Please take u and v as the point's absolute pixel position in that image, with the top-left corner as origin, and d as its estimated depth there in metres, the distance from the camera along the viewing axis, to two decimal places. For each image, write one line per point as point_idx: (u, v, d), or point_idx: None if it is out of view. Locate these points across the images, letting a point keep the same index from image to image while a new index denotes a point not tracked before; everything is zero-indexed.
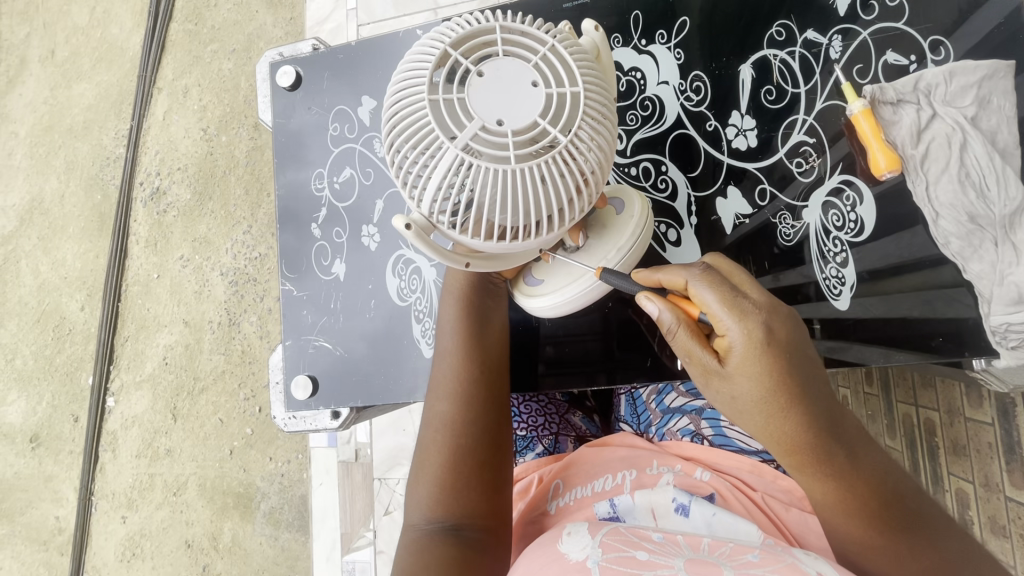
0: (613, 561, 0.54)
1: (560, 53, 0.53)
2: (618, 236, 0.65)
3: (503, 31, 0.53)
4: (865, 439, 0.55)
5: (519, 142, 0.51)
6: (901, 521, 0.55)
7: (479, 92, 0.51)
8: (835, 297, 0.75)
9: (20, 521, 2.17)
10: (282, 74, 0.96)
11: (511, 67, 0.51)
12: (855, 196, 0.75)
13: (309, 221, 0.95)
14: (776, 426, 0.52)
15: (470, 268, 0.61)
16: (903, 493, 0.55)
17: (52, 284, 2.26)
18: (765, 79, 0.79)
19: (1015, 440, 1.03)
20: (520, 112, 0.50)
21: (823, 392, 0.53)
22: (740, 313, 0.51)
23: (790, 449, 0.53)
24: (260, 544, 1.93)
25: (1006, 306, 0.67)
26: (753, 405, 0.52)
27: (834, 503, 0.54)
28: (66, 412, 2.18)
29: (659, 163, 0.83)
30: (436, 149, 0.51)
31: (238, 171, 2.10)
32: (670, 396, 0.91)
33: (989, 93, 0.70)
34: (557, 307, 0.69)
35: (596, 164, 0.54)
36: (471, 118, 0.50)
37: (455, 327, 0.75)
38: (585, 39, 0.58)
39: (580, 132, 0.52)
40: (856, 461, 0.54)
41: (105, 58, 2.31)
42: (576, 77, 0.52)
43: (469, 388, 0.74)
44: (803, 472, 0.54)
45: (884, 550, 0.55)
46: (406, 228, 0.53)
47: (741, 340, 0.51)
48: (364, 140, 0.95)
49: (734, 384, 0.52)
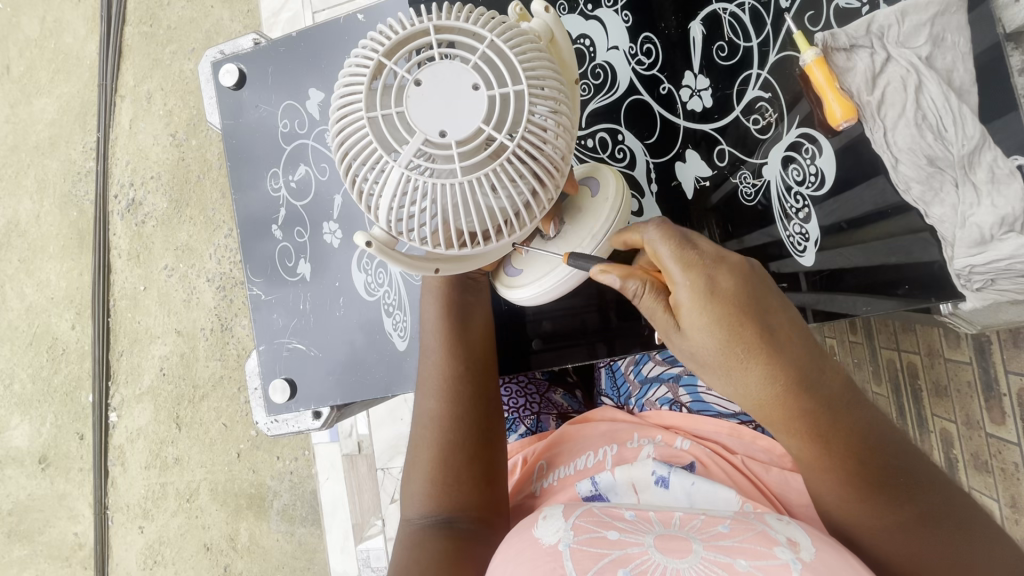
0: (584, 544, 0.54)
1: (501, 49, 0.49)
2: (591, 224, 0.63)
3: (438, 30, 0.50)
4: (843, 393, 0.51)
5: (465, 152, 0.49)
6: (884, 478, 0.52)
7: (418, 104, 0.49)
8: (800, 254, 0.75)
9: (40, 539, 2.19)
10: (225, 72, 0.93)
11: (448, 71, 0.49)
12: (814, 149, 0.73)
13: (270, 223, 0.93)
14: (740, 384, 0.49)
15: (439, 274, 0.60)
16: (884, 443, 0.52)
17: (39, 306, 2.24)
18: (716, 35, 0.78)
19: (992, 377, 1.02)
20: (462, 121, 0.48)
21: (789, 344, 0.49)
22: (685, 264, 0.49)
23: (761, 405, 0.50)
24: (277, 540, 1.96)
25: (969, 249, 0.66)
26: (716, 359, 0.49)
27: (810, 460, 0.52)
28: (71, 431, 2.19)
29: (615, 132, 0.81)
30: (381, 168, 0.50)
31: (212, 174, 2.05)
32: (647, 365, 0.91)
33: (943, 30, 0.67)
34: (537, 298, 0.66)
35: (556, 152, 0.52)
36: (413, 132, 0.49)
37: (438, 326, 0.75)
38: (537, 20, 0.54)
39: (533, 131, 0.50)
40: (831, 413, 0.50)
41: (62, 70, 2.24)
42: (519, 74, 0.49)
43: (457, 384, 0.74)
44: (778, 426, 0.51)
45: (867, 502, 0.52)
46: (366, 246, 0.53)
47: (687, 296, 0.49)
48: (316, 134, 0.92)
49: (690, 341, 0.50)
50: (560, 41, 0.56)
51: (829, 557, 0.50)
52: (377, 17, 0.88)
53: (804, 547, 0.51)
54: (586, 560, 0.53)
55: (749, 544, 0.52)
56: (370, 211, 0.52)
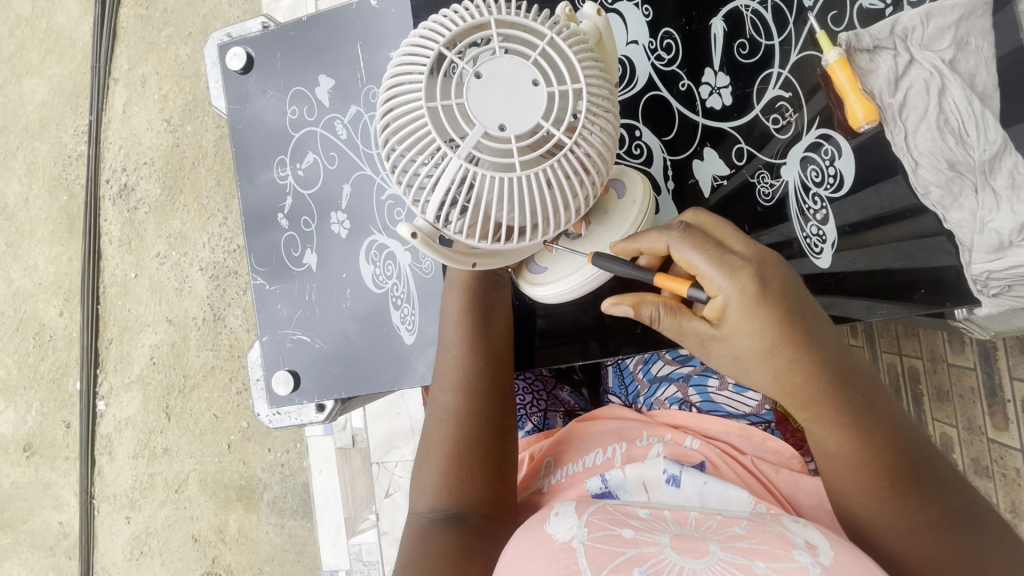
0: (598, 541, 0.54)
1: (559, 47, 0.50)
2: (622, 220, 0.63)
3: (499, 24, 0.50)
4: (872, 389, 0.55)
5: (522, 147, 0.49)
6: (908, 474, 0.54)
7: (478, 96, 0.49)
8: (816, 255, 0.74)
9: (23, 528, 2.16)
10: (232, 55, 0.91)
11: (510, 68, 0.49)
12: (834, 150, 0.73)
13: (275, 213, 0.92)
14: (780, 381, 0.52)
15: (475, 268, 0.61)
16: (909, 440, 0.55)
17: (26, 291, 2.19)
18: (737, 32, 0.77)
19: (996, 384, 1.05)
20: (522, 115, 0.49)
21: (824, 342, 0.53)
22: (729, 270, 0.50)
23: (800, 398, 0.53)
24: (267, 533, 1.95)
25: (987, 254, 0.67)
26: (756, 356, 0.52)
27: (842, 456, 0.54)
28: (58, 419, 2.15)
29: (633, 128, 0.80)
30: (437, 159, 0.49)
31: (207, 161, 2.01)
32: (657, 364, 0.90)
33: (967, 34, 0.68)
34: (562, 295, 0.66)
35: (603, 151, 0.52)
36: (472, 124, 0.49)
37: (460, 320, 0.74)
38: (587, 22, 0.55)
39: (583, 127, 0.50)
40: (862, 407, 0.54)
41: (53, 50, 2.19)
42: (578, 73, 0.50)
43: (475, 380, 0.73)
44: (813, 419, 0.54)
45: (891, 501, 0.53)
46: (412, 238, 0.53)
47: (734, 295, 0.50)
48: (325, 121, 0.90)
49: (732, 341, 0.52)
50: (606, 43, 0.57)
51: (847, 560, 0.49)
52: (391, 3, 0.86)
53: (822, 551, 0.50)
54: (601, 558, 0.52)
55: (767, 546, 0.51)
56: (419, 202, 0.52)
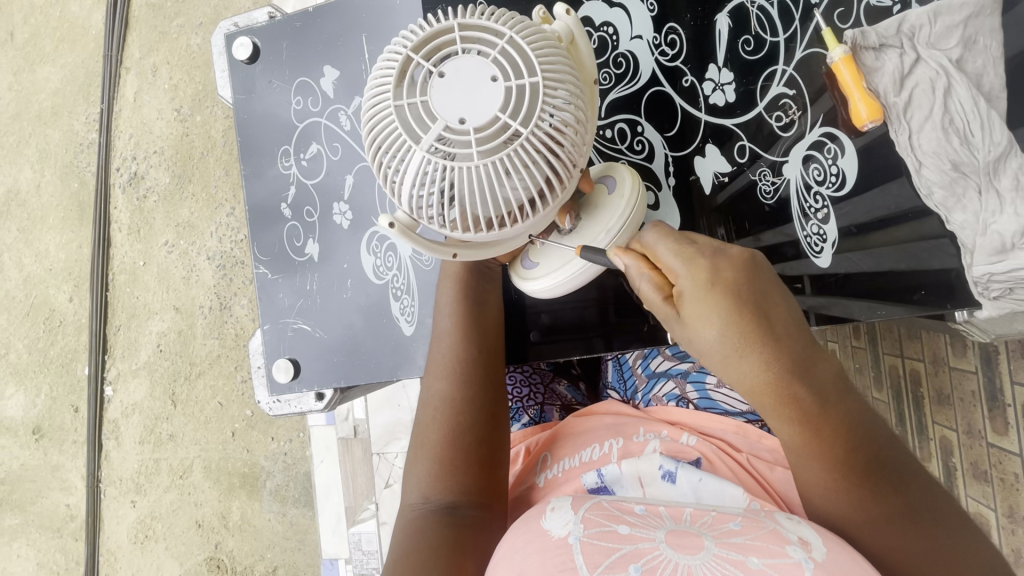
0: (594, 537, 0.54)
1: (519, 45, 0.50)
2: (606, 218, 0.62)
3: (462, 26, 0.50)
4: (835, 382, 0.53)
5: (483, 139, 0.49)
6: (872, 471, 0.53)
7: (441, 93, 0.49)
8: (816, 255, 0.74)
9: (31, 510, 2.20)
10: (238, 45, 0.91)
11: (471, 65, 0.49)
12: (837, 149, 0.72)
13: (278, 203, 0.92)
14: (733, 368, 0.51)
15: (457, 259, 0.60)
16: (874, 437, 0.53)
17: (37, 277, 2.22)
18: (743, 28, 0.76)
19: (997, 388, 1.04)
20: (481, 108, 0.49)
21: (782, 333, 0.51)
22: (684, 257, 0.51)
23: (755, 390, 0.52)
24: (268, 520, 1.97)
25: (989, 256, 0.66)
26: (712, 343, 0.51)
27: (803, 449, 0.53)
28: (66, 403, 2.18)
29: (635, 123, 0.80)
30: (404, 154, 0.50)
31: (216, 151, 2.03)
32: (656, 360, 0.91)
33: (975, 33, 0.67)
34: (551, 290, 0.66)
35: (570, 145, 0.52)
36: (434, 120, 0.49)
37: (455, 313, 0.75)
38: (559, 22, 0.55)
39: (545, 119, 0.50)
40: (823, 402, 0.52)
41: (66, 39, 2.21)
42: (536, 67, 0.49)
43: (469, 368, 0.74)
44: (771, 413, 0.53)
45: (852, 497, 0.53)
46: (389, 227, 0.54)
47: (688, 283, 0.51)
48: (329, 113, 0.91)
49: (689, 329, 0.52)
50: (581, 43, 0.57)
51: (840, 557, 0.49)
52: None
53: (815, 547, 0.50)
54: (597, 555, 0.52)
55: (761, 542, 0.51)
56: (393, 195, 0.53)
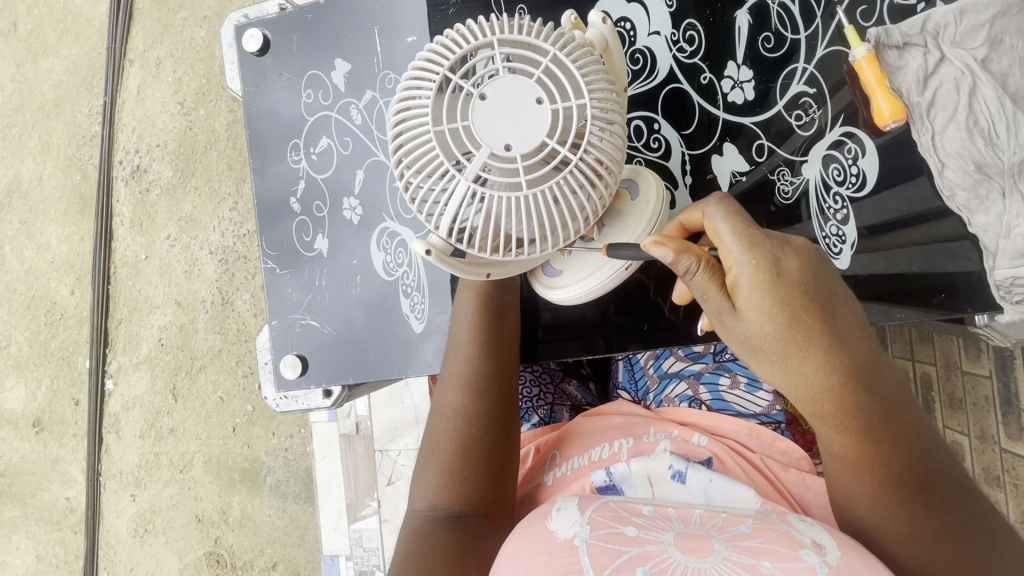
0: (601, 539, 0.53)
1: (563, 63, 0.50)
2: (634, 226, 0.63)
3: (501, 42, 0.50)
4: (892, 392, 0.53)
5: (530, 166, 0.50)
6: (918, 483, 0.53)
7: (484, 119, 0.50)
8: (835, 256, 0.72)
9: (31, 503, 2.19)
10: (248, 37, 0.90)
11: (514, 88, 0.49)
12: (857, 148, 0.72)
13: (288, 197, 0.91)
14: (790, 368, 0.51)
15: (490, 277, 0.61)
16: (921, 449, 0.54)
17: (39, 269, 2.21)
18: (763, 26, 0.75)
19: (1012, 394, 1.05)
20: (528, 135, 0.49)
21: (844, 340, 0.51)
22: (750, 246, 0.51)
23: (809, 395, 0.52)
24: (268, 515, 1.97)
25: (1012, 259, 0.65)
26: (767, 342, 0.51)
27: (850, 456, 0.53)
28: (67, 396, 2.18)
29: (651, 120, 0.78)
30: (446, 181, 0.50)
31: (219, 145, 2.02)
32: (668, 360, 0.89)
33: (1002, 32, 0.66)
34: (577, 298, 0.67)
35: (609, 162, 0.52)
36: (478, 147, 0.50)
37: (470, 319, 0.74)
38: (593, 30, 0.55)
39: (590, 141, 0.50)
40: (879, 411, 0.52)
41: (70, 30, 2.19)
42: (582, 87, 0.49)
43: (482, 378, 0.73)
44: (824, 421, 0.53)
45: (896, 508, 0.53)
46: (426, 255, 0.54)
47: (750, 274, 0.50)
48: (340, 107, 0.89)
49: (744, 324, 0.51)
50: (614, 50, 0.57)
51: (854, 561, 0.49)
52: None
53: (829, 551, 0.49)
54: (604, 557, 0.52)
55: (772, 545, 0.51)
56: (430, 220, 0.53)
